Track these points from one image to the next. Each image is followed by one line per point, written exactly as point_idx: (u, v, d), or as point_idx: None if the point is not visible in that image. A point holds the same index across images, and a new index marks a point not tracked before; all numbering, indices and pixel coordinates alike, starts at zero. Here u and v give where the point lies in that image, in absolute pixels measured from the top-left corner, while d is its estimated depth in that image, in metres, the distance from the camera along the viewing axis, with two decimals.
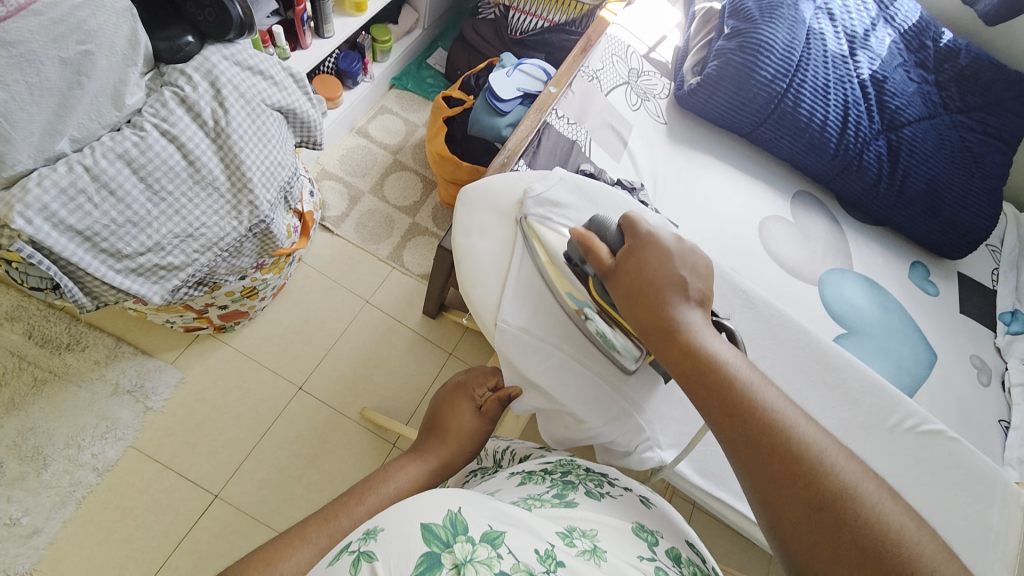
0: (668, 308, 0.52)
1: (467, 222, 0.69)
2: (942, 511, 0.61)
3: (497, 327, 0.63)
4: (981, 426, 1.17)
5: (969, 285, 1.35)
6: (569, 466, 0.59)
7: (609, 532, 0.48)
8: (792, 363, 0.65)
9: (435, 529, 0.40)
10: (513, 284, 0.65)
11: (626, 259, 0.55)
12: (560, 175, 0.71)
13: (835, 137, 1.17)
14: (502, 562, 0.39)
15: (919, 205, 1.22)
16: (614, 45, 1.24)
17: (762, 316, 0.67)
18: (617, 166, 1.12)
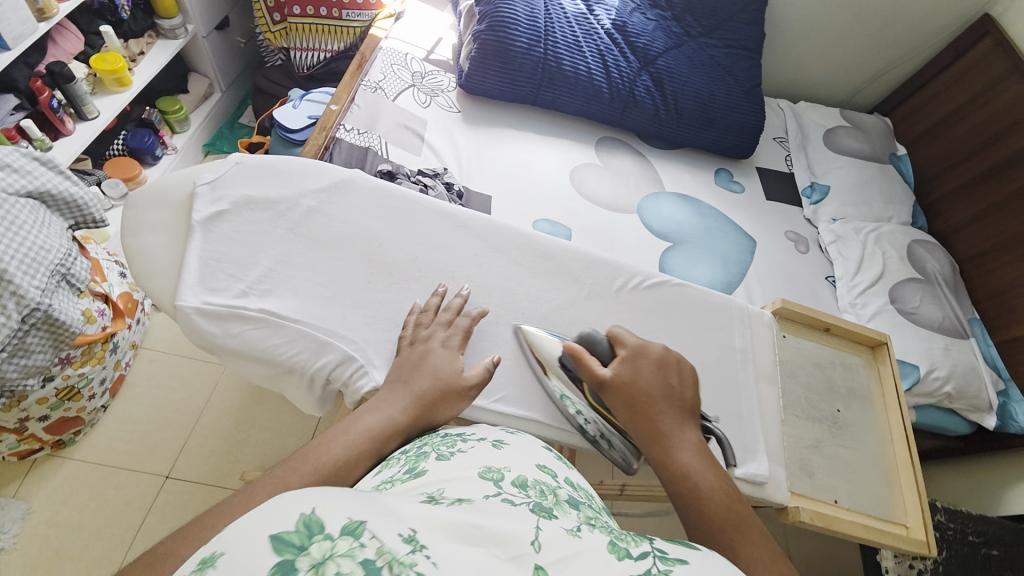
0: (652, 416, 0.57)
1: (135, 222, 0.62)
2: (691, 350, 0.68)
3: (176, 307, 0.56)
4: (810, 286, 1.32)
5: (769, 175, 1.53)
6: (426, 438, 0.51)
7: (450, 483, 0.41)
8: (555, 274, 0.70)
9: (286, 538, 0.30)
10: (191, 266, 0.58)
11: (427, 362, 0.57)
12: (236, 160, 0.65)
13: (605, 82, 1.33)
14: (368, 550, 0.30)
15: (696, 120, 1.41)
16: (392, 56, 1.32)
17: (524, 240, 0.71)
18: (419, 159, 1.18)
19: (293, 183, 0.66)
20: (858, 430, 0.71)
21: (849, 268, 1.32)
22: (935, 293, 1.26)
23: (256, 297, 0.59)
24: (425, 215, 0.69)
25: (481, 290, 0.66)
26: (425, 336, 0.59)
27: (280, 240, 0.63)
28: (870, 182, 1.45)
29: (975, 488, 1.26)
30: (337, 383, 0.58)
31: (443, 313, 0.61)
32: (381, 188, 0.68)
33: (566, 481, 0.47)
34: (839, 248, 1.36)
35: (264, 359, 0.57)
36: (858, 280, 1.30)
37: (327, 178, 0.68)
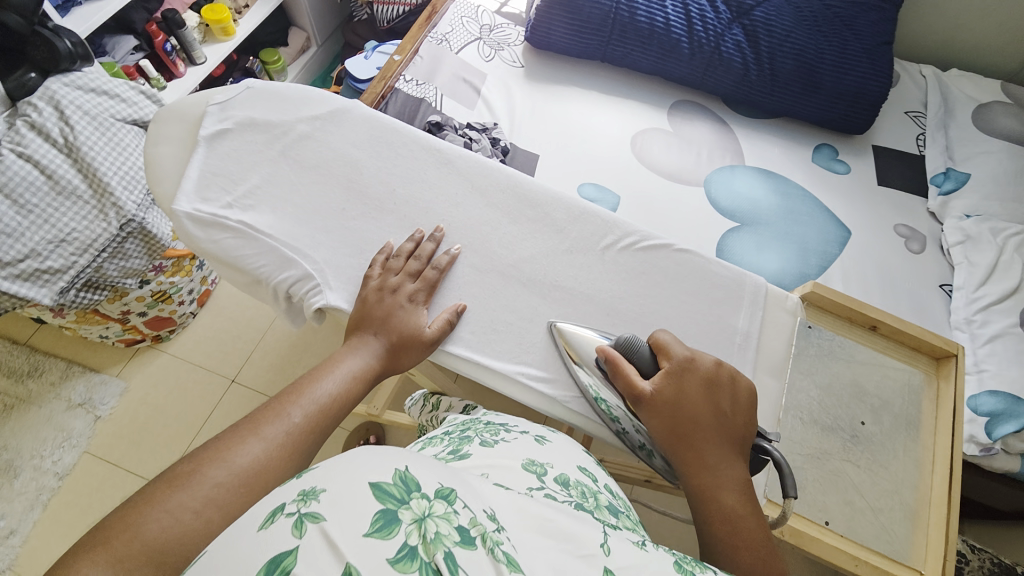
0: (697, 432, 0.53)
1: (154, 132, 0.65)
2: (688, 326, 0.63)
3: (171, 212, 0.60)
4: (913, 293, 1.08)
5: (887, 156, 1.26)
6: (469, 426, 0.58)
7: (495, 471, 0.46)
8: (557, 232, 0.66)
9: (385, 487, 0.33)
10: (191, 176, 0.62)
11: (392, 319, 0.58)
12: (248, 84, 0.68)
13: (686, 36, 1.19)
14: (460, 517, 0.33)
15: (796, 83, 1.21)
16: (464, 8, 1.31)
17: (533, 193, 0.68)
18: (471, 113, 1.17)
19: (293, 108, 0.68)
20: (872, 445, 0.63)
21: (974, 278, 1.05)
22: None
23: (239, 210, 0.62)
24: (430, 155, 0.68)
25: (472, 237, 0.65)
26: (394, 289, 0.59)
27: (270, 160, 0.65)
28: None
29: None
30: (296, 297, 0.60)
31: (414, 261, 0.61)
32: (375, 119, 0.69)
33: (603, 487, 0.50)
34: (965, 252, 1.09)
35: (235, 267, 0.60)
36: (981, 294, 1.04)
37: (326, 105, 0.69)
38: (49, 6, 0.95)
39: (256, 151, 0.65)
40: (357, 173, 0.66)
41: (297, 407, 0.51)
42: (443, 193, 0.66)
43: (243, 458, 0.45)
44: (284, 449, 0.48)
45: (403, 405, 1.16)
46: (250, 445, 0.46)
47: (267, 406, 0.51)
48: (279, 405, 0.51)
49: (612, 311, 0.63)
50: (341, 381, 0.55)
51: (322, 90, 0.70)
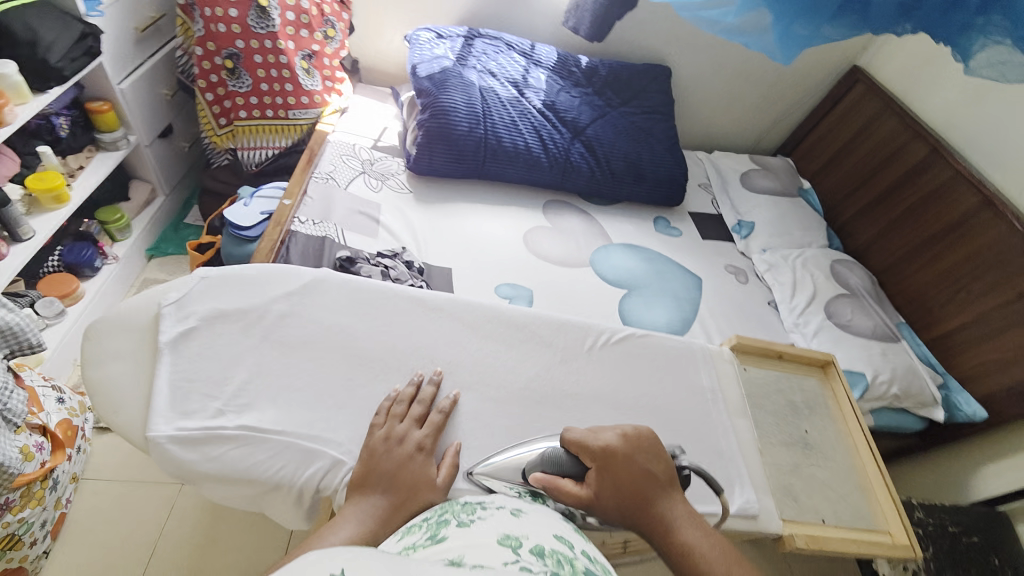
0: (640, 507, 0.57)
1: (96, 352, 0.61)
2: (663, 397, 0.74)
3: (148, 440, 0.55)
4: (756, 314, 1.42)
5: (702, 217, 1.68)
6: (444, 511, 0.51)
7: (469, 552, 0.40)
8: (528, 342, 0.73)
9: None
10: (159, 390, 0.57)
11: (405, 470, 0.55)
12: (202, 274, 0.67)
13: (543, 153, 1.45)
14: None
15: (629, 176, 1.55)
16: (341, 147, 1.39)
17: (498, 313, 0.75)
18: (377, 241, 1.21)
19: (263, 290, 0.68)
20: (826, 447, 0.80)
21: (787, 292, 1.44)
22: (864, 305, 1.39)
23: (234, 413, 0.58)
24: (396, 304, 0.72)
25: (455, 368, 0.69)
26: (394, 438, 0.58)
27: (254, 347, 0.63)
28: (786, 215, 1.62)
29: (941, 481, 1.32)
30: (327, 493, 0.57)
31: (417, 405, 0.62)
32: (353, 283, 0.72)
33: (581, 554, 0.43)
34: (774, 276, 1.49)
35: (246, 479, 0.56)
36: (796, 303, 1.41)
37: (295, 280, 0.70)
38: None
39: (236, 342, 0.63)
40: (335, 333, 0.67)
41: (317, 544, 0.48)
42: (418, 332, 0.70)
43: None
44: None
45: None
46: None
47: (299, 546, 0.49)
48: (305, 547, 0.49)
49: (600, 400, 0.71)
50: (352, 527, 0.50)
51: (287, 265, 0.71)
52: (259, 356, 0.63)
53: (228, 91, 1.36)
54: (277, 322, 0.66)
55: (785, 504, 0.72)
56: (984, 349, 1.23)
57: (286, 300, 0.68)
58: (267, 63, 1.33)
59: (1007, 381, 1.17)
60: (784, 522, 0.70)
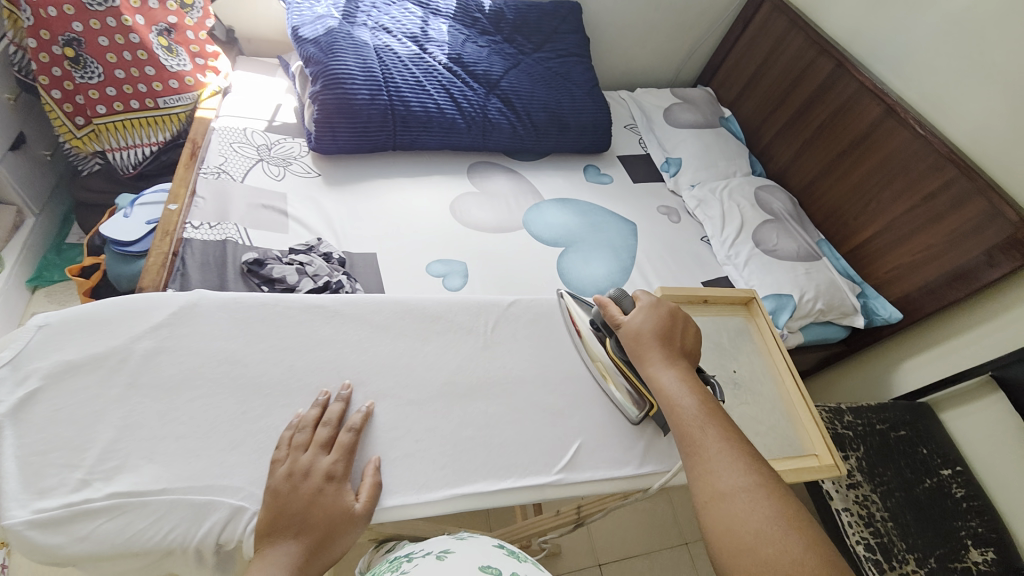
0: (643, 347, 0.67)
1: None
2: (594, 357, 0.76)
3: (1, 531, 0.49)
4: (690, 250, 1.45)
5: (631, 160, 1.66)
6: None
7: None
8: (449, 330, 0.72)
9: None
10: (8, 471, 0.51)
11: (315, 507, 0.54)
12: (41, 322, 0.59)
13: (458, 114, 1.35)
14: None
15: (552, 127, 1.49)
16: (230, 134, 1.23)
17: (413, 310, 0.72)
18: (287, 236, 1.10)
19: (123, 329, 0.61)
20: (756, 379, 0.84)
21: (717, 225, 1.46)
22: (787, 227, 1.44)
23: (103, 480, 0.53)
24: (301, 316, 0.67)
25: (374, 373, 0.65)
26: (297, 473, 0.55)
27: (118, 398, 0.57)
28: (710, 147, 1.62)
29: (865, 378, 1.45)
30: (230, 542, 0.53)
31: (323, 429, 0.58)
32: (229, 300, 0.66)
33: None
34: (704, 210, 1.51)
35: (130, 550, 0.51)
36: (727, 234, 1.44)
37: (163, 310, 0.63)
38: None
39: (106, 393, 0.57)
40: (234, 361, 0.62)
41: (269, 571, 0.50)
42: (333, 346, 0.66)
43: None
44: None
45: None
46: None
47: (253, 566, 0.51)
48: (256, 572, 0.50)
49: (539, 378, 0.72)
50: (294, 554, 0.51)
51: (150, 295, 0.64)
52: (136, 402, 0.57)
53: (77, 85, 1.16)
54: (147, 362, 0.60)
55: None
56: (895, 254, 1.31)
57: (173, 328, 0.62)
58: (116, 45, 1.14)
59: (917, 281, 1.26)
60: None
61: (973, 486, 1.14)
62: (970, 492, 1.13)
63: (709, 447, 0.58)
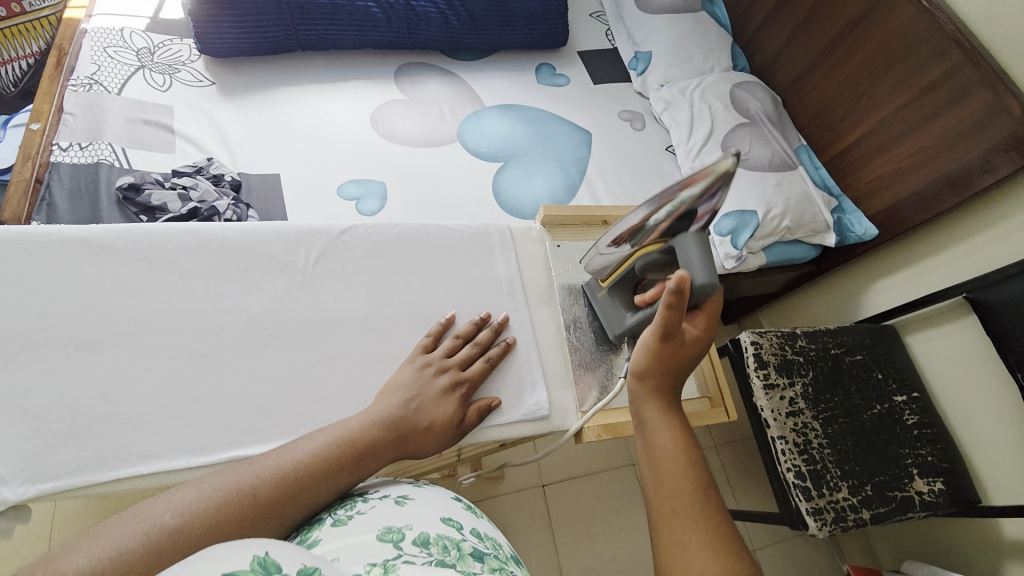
0: (662, 382, 0.54)
1: None
2: (465, 292, 0.70)
3: None
4: (652, 162, 1.29)
5: (592, 57, 1.43)
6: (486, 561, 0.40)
7: (341, 554, 0.37)
8: (276, 265, 0.64)
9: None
10: None
11: (423, 402, 0.57)
12: None
13: (374, 2, 1.15)
14: None
15: (493, 17, 1.27)
16: (104, 36, 1.05)
17: (263, 247, 0.64)
18: (174, 156, 0.98)
19: None
20: None
21: (684, 131, 1.27)
22: (763, 132, 1.26)
23: None
24: (121, 252, 0.59)
25: (210, 316, 0.60)
26: (434, 368, 0.60)
27: None
28: (687, 36, 1.37)
29: (835, 301, 1.36)
30: None
31: (472, 346, 0.64)
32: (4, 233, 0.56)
33: (468, 534, 0.42)
34: (671, 115, 1.31)
35: None
36: (694, 142, 1.26)
37: None
38: None
39: None
40: (40, 303, 0.55)
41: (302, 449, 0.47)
42: (166, 285, 0.60)
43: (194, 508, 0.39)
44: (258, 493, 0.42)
45: None
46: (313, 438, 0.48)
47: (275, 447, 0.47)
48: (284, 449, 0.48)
49: (416, 313, 0.67)
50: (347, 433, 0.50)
51: None
52: None
53: None
54: None
55: (587, 394, 0.70)
56: (882, 159, 1.14)
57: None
58: None
59: (901, 190, 1.11)
60: (581, 414, 0.68)
61: (925, 412, 1.10)
62: (920, 417, 1.09)
63: (687, 530, 0.43)
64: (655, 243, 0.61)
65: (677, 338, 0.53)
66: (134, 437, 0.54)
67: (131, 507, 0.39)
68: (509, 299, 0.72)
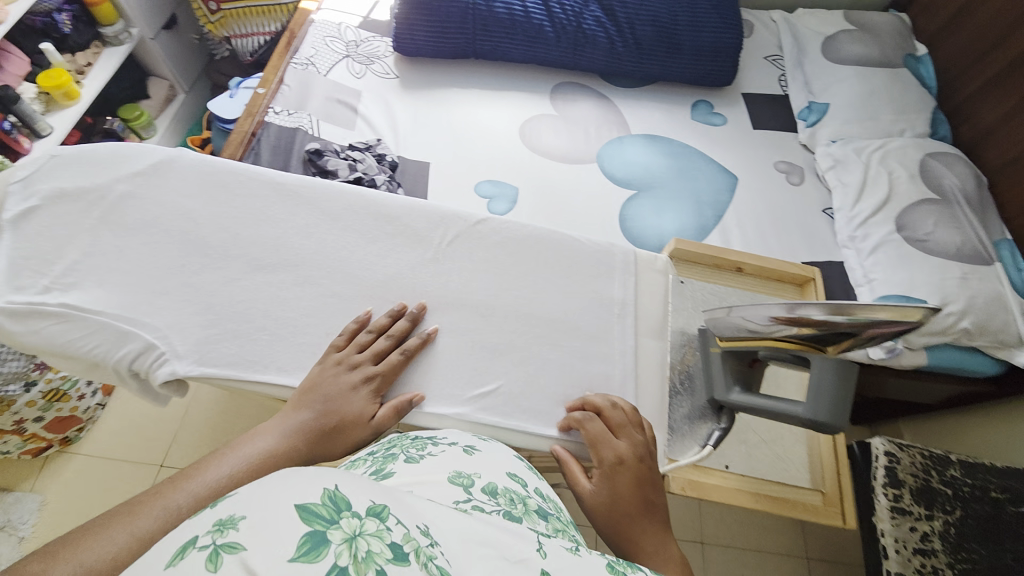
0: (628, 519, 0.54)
1: None
2: (572, 302, 0.70)
3: None
4: (801, 222, 1.17)
5: (757, 101, 1.34)
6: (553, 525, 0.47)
7: (422, 486, 0.46)
8: (414, 237, 0.71)
9: (312, 508, 0.31)
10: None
11: (345, 396, 0.59)
12: (51, 152, 0.67)
13: (548, 21, 1.21)
14: (394, 532, 0.32)
15: (660, 47, 1.26)
16: (326, 28, 1.27)
17: (402, 221, 0.71)
18: (352, 133, 1.14)
19: (112, 169, 0.67)
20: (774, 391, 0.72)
21: (849, 196, 1.14)
22: (956, 214, 1.06)
23: (61, 291, 0.60)
24: (296, 201, 0.70)
25: (345, 271, 0.67)
26: (347, 363, 0.61)
27: (90, 229, 0.64)
28: (876, 92, 1.22)
29: (1013, 435, 1.09)
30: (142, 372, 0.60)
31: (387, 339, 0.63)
32: (213, 167, 0.70)
33: (533, 492, 0.52)
34: (838, 174, 1.18)
35: (65, 353, 0.59)
36: (859, 209, 1.12)
37: (148, 159, 0.69)
38: None
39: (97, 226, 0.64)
40: (228, 227, 0.67)
41: (181, 493, 0.47)
42: (321, 235, 0.69)
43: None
44: (148, 545, 0.42)
45: None
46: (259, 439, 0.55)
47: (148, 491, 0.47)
48: (167, 489, 0.48)
49: (522, 315, 0.68)
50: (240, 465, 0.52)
51: (146, 143, 0.70)
52: (138, 242, 0.65)
53: None
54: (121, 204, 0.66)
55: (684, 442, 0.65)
56: None
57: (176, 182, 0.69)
58: None
59: None
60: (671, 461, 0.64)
61: None
62: None
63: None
64: (814, 330, 0.52)
65: (594, 485, 0.57)
66: (269, 355, 0.63)
67: (115, 510, 0.45)
68: (616, 325, 0.70)
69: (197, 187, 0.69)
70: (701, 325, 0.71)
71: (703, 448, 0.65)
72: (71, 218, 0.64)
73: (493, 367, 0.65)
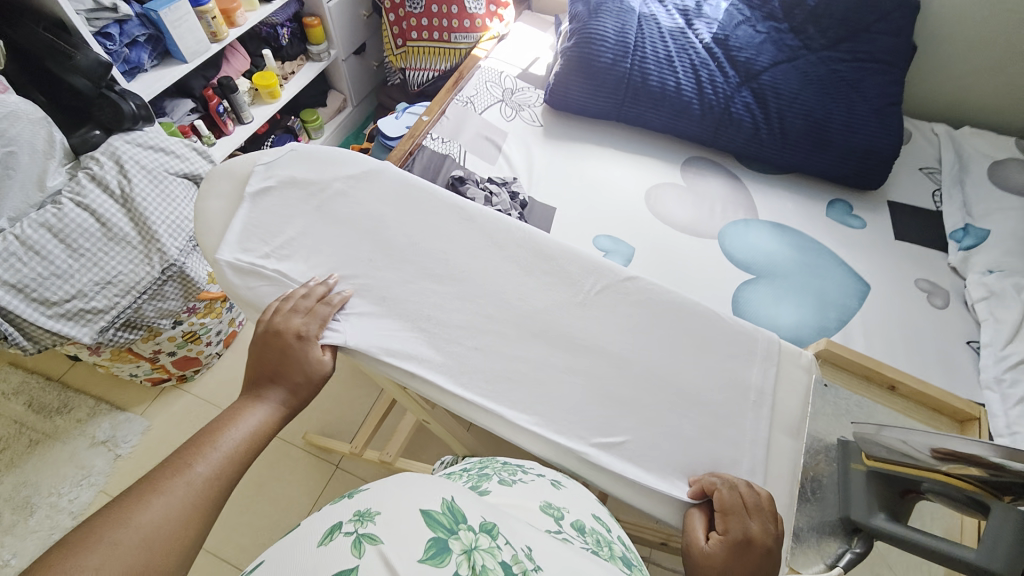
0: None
1: (205, 189, 0.77)
2: (692, 376, 0.68)
3: (215, 259, 0.70)
4: (938, 349, 1.06)
5: (902, 211, 1.26)
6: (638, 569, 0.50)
7: (517, 510, 0.50)
8: (566, 280, 0.74)
9: (436, 516, 0.39)
10: (232, 233, 0.72)
11: (289, 357, 0.63)
12: (292, 148, 0.81)
13: (696, 99, 1.25)
14: (504, 552, 0.38)
15: (807, 141, 1.24)
16: (489, 74, 1.42)
17: (537, 260, 0.76)
18: (492, 167, 1.24)
19: (329, 169, 0.79)
20: None
21: (1001, 336, 1.03)
22: None
23: (276, 260, 0.71)
24: (447, 222, 0.78)
25: (477, 294, 0.72)
26: (278, 326, 0.64)
27: (306, 213, 0.76)
28: None
29: None
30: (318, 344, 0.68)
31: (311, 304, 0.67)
32: (407, 182, 0.80)
33: (616, 539, 0.53)
34: (991, 308, 1.07)
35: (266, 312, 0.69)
36: (1011, 351, 1.01)
37: (359, 167, 0.81)
38: (117, 74, 1.02)
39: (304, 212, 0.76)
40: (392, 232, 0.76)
41: (201, 464, 0.54)
42: (459, 259, 0.75)
43: (123, 558, 0.45)
44: (188, 517, 0.50)
45: (416, 453, 1.16)
46: (254, 410, 0.60)
47: (167, 462, 0.53)
48: (184, 459, 0.54)
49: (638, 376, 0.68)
50: (243, 433, 0.58)
51: (361, 154, 0.82)
52: (331, 231, 0.75)
53: (406, 13, 1.49)
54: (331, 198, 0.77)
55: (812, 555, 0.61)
56: None
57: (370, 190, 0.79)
58: None
59: None
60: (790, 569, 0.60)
61: None
62: None
63: None
64: (984, 472, 0.49)
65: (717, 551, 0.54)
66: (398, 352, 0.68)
67: (145, 487, 0.51)
68: (742, 413, 0.67)
69: (380, 195, 0.79)
70: (844, 435, 0.68)
71: (829, 568, 0.59)
72: (291, 202, 0.76)
73: (616, 424, 0.65)
